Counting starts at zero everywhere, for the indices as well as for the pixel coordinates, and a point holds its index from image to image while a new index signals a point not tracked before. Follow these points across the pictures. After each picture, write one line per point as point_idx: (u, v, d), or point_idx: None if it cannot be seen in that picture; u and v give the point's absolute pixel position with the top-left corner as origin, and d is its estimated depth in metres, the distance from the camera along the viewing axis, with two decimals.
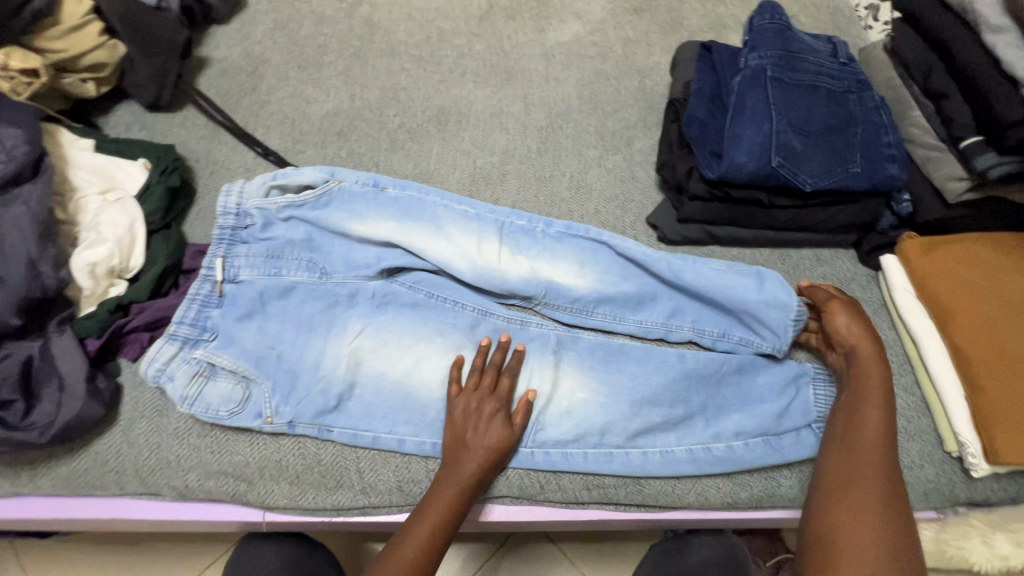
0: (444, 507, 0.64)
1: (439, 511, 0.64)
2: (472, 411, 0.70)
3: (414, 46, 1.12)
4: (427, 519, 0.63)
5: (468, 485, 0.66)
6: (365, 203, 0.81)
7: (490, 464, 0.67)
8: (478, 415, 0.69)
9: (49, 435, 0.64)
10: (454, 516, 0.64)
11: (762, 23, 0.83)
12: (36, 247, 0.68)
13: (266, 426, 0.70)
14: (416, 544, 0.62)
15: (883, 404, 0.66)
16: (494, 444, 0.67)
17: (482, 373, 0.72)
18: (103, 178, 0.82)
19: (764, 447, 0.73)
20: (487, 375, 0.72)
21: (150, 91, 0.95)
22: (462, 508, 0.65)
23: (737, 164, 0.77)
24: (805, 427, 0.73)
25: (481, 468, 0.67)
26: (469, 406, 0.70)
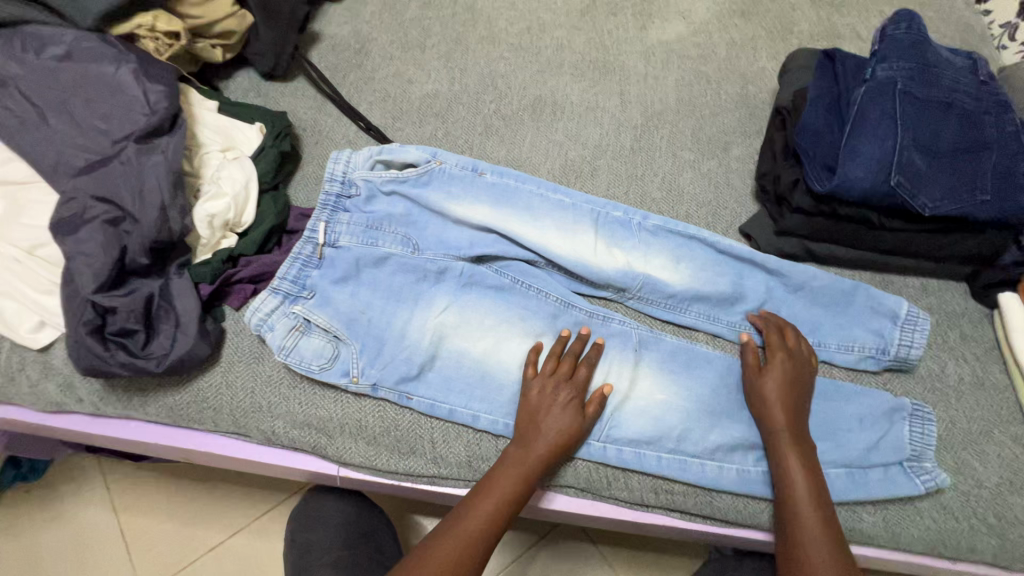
0: (503, 487, 0.64)
1: (500, 494, 0.64)
2: (547, 393, 0.70)
3: (514, 35, 1.13)
4: (488, 497, 0.64)
5: (528, 472, 0.66)
6: (464, 185, 0.85)
7: (556, 452, 0.67)
8: (553, 399, 0.70)
9: (163, 366, 0.70)
10: (513, 502, 0.64)
11: (895, 33, 0.78)
12: (168, 194, 0.74)
13: (351, 384, 0.73)
14: (476, 527, 0.62)
15: (801, 454, 0.66)
16: (560, 431, 0.68)
17: (558, 360, 0.73)
18: (224, 138, 0.88)
19: (845, 481, 0.69)
20: (566, 362, 0.72)
21: (269, 60, 1.01)
22: (520, 495, 0.65)
23: (852, 178, 0.73)
24: (895, 465, 0.69)
25: (548, 457, 0.67)
26: (545, 388, 0.70)
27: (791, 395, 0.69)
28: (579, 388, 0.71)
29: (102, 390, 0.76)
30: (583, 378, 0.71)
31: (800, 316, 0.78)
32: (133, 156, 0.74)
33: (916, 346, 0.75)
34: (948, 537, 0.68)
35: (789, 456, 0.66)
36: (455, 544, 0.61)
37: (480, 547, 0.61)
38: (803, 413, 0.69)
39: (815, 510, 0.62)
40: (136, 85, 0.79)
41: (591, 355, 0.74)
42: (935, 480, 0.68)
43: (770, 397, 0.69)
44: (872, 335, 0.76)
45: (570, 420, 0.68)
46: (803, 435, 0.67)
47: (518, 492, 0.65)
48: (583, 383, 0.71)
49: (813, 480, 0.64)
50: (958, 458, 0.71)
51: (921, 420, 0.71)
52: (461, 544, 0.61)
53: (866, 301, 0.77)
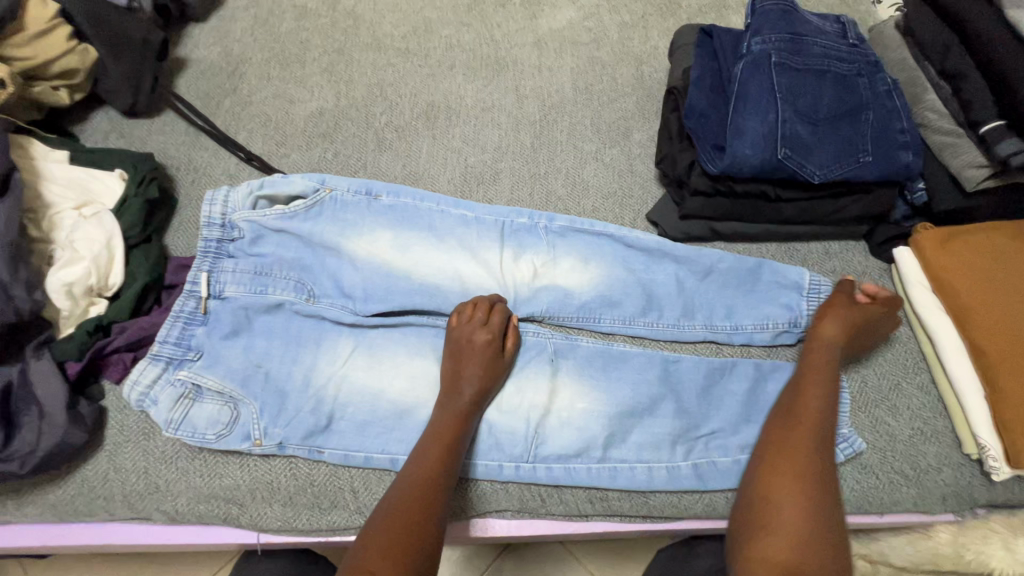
0: (445, 436, 0.65)
1: (403, 493, 0.59)
2: (465, 340, 0.70)
3: (400, 38, 1.07)
4: (432, 450, 0.63)
5: (438, 464, 0.62)
6: (358, 211, 0.80)
7: (449, 438, 0.65)
8: (473, 342, 0.70)
9: (29, 466, 0.62)
10: (425, 498, 0.59)
11: (766, 4, 0.78)
12: (6, 270, 0.65)
13: (255, 448, 0.68)
14: (396, 534, 0.56)
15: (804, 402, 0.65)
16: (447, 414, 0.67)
17: (474, 307, 0.73)
18: (78, 192, 0.79)
19: None
20: (480, 308, 0.72)
21: (126, 97, 0.91)
22: (434, 489, 0.60)
23: (741, 157, 0.72)
24: None
25: (435, 443, 0.64)
26: (465, 335, 0.71)
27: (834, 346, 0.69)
28: (469, 372, 0.69)
29: None
30: (465, 346, 0.70)
31: (712, 301, 0.78)
32: None
33: None
34: (871, 494, 0.69)
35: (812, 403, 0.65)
36: (386, 556, 0.54)
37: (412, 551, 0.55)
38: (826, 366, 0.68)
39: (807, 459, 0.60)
40: None
41: (475, 315, 0.72)
42: (852, 448, 0.70)
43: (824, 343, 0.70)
44: (782, 310, 0.77)
45: (465, 403, 0.68)
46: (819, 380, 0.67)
47: (425, 487, 0.60)
48: (475, 357, 0.70)
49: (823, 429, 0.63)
50: (871, 416, 0.73)
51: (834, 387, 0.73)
52: (386, 562, 0.54)
53: (773, 278, 0.78)
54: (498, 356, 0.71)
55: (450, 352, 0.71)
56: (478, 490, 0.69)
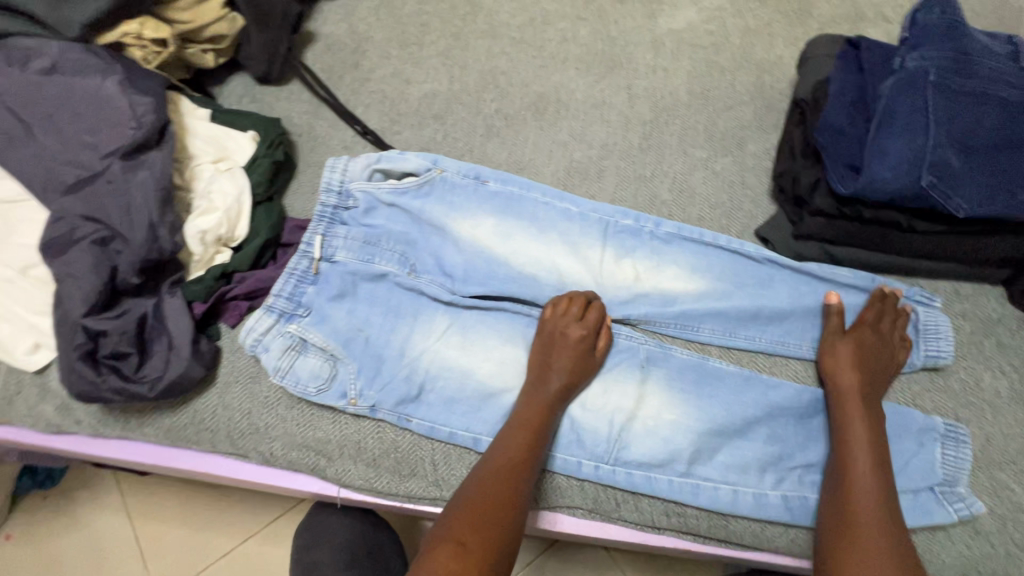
0: (535, 421, 0.65)
1: (491, 474, 0.60)
2: (558, 332, 0.70)
3: (516, 28, 1.08)
4: (520, 430, 0.65)
5: (524, 451, 0.63)
6: (466, 194, 0.82)
7: (535, 428, 0.65)
8: (566, 336, 0.70)
9: (156, 389, 0.69)
10: (510, 482, 0.60)
11: (928, 19, 0.72)
12: (157, 212, 0.72)
13: (349, 406, 0.71)
14: (483, 513, 0.57)
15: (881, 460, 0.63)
16: (530, 402, 0.67)
17: (569, 301, 0.72)
18: (216, 148, 0.85)
19: None
20: (577, 303, 0.72)
21: (262, 64, 0.98)
22: (518, 475, 0.61)
23: (878, 181, 0.68)
24: (926, 489, 0.65)
25: (519, 430, 0.64)
26: (558, 328, 0.71)
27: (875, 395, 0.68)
28: (560, 367, 0.69)
29: (100, 412, 0.75)
30: (557, 339, 0.70)
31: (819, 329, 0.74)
32: (120, 174, 0.72)
33: (943, 356, 0.72)
34: (982, 563, 0.63)
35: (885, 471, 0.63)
36: (476, 532, 0.56)
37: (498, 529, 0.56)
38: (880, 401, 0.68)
39: (880, 523, 0.59)
40: (121, 98, 0.76)
41: (571, 311, 0.71)
42: (969, 509, 0.64)
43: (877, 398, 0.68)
44: (897, 344, 0.72)
45: (554, 393, 0.68)
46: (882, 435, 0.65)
47: (510, 473, 0.61)
48: (565, 352, 0.69)
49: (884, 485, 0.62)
50: (993, 479, 0.66)
51: (954, 442, 0.67)
52: (473, 534, 0.55)
53: (890, 312, 0.74)
54: (588, 352, 0.70)
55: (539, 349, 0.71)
56: (555, 482, 0.69)
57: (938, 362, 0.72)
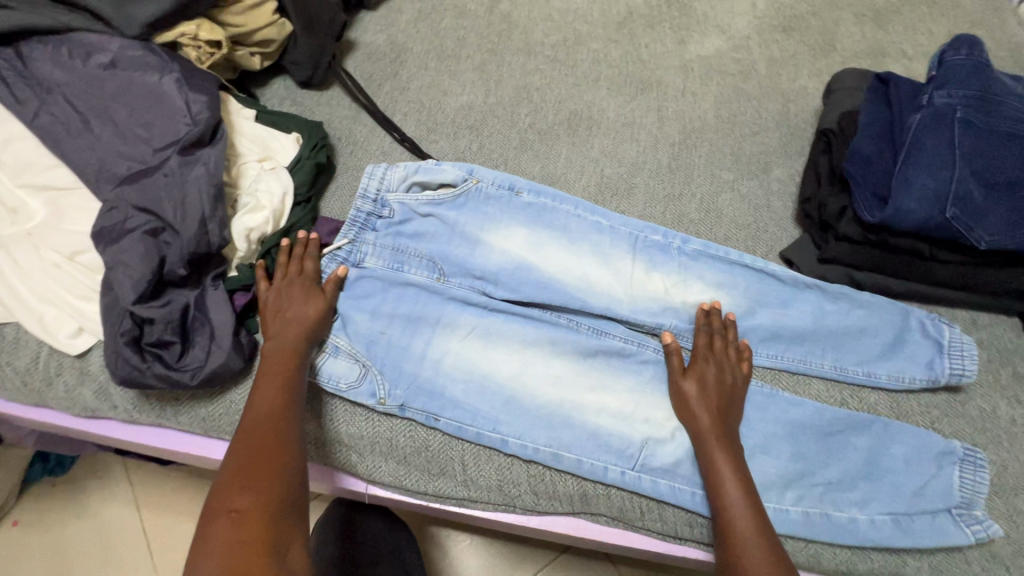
0: (277, 367, 0.68)
1: (260, 423, 0.62)
2: (282, 290, 0.75)
3: (550, 47, 1.12)
4: (268, 379, 0.66)
5: (279, 402, 0.64)
6: (501, 205, 0.85)
7: (284, 379, 0.67)
8: (289, 295, 0.74)
9: (198, 378, 0.70)
10: (274, 435, 0.61)
11: (956, 59, 0.75)
12: (209, 206, 0.74)
13: (378, 405, 0.73)
14: (249, 463, 0.58)
15: (728, 452, 0.66)
16: (292, 354, 0.69)
17: (287, 260, 0.77)
18: (261, 148, 0.88)
19: (892, 527, 0.67)
20: (291, 262, 0.77)
21: (306, 69, 1.01)
22: (277, 427, 0.62)
23: (905, 211, 0.70)
24: (945, 511, 0.67)
25: (277, 376, 0.67)
26: (279, 288, 0.75)
27: (721, 398, 0.70)
28: (276, 329, 0.71)
29: (136, 398, 0.76)
30: (278, 300, 0.74)
31: (841, 349, 0.77)
32: (176, 168, 0.75)
33: (968, 375, 0.73)
34: None
35: (720, 457, 0.65)
36: (250, 492, 0.55)
37: (266, 488, 0.56)
38: (733, 416, 0.70)
39: (744, 502, 0.62)
40: (178, 95, 0.79)
41: (309, 271, 0.77)
42: (985, 531, 0.65)
43: (689, 396, 0.71)
44: (917, 366, 0.75)
45: (292, 340, 0.70)
46: (730, 436, 0.68)
47: (272, 423, 0.62)
48: (301, 303, 0.74)
49: (743, 480, 0.64)
50: (1010, 505, 0.68)
51: (972, 466, 0.68)
52: (251, 493, 0.55)
53: (910, 334, 0.76)
54: (309, 306, 0.74)
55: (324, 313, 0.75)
56: (580, 488, 0.71)
57: (961, 384, 0.74)
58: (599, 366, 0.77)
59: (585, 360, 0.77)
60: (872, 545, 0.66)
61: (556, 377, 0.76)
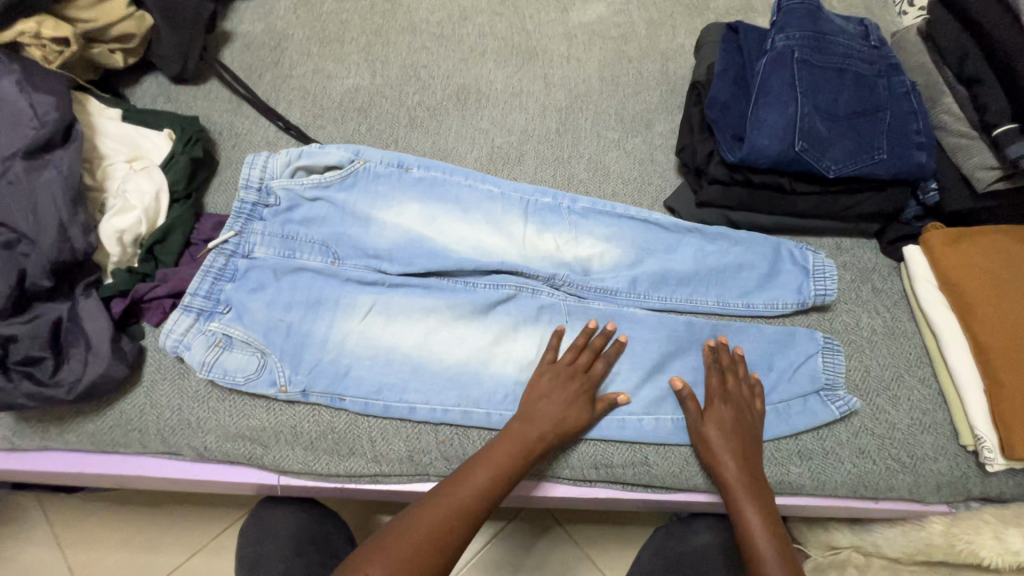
0: (506, 455, 0.65)
1: (452, 509, 0.61)
2: (557, 382, 0.72)
3: (435, 24, 1.11)
4: (487, 467, 0.64)
5: (489, 487, 0.63)
6: (390, 182, 0.85)
7: (504, 476, 0.64)
8: (562, 392, 0.71)
9: (75, 392, 0.67)
10: (458, 525, 0.61)
11: (792, 3, 0.81)
12: (67, 211, 0.70)
13: (280, 393, 0.72)
14: (410, 543, 0.59)
15: (756, 500, 0.66)
16: (530, 451, 0.66)
17: (579, 351, 0.74)
18: (130, 148, 0.84)
19: (775, 424, 0.74)
20: (584, 355, 0.74)
21: (176, 63, 0.96)
22: (471, 515, 0.62)
23: (759, 147, 0.76)
24: (813, 394, 0.75)
25: (501, 474, 0.64)
26: (558, 376, 0.72)
27: (734, 436, 0.69)
28: (528, 403, 0.70)
29: (15, 423, 0.72)
30: (538, 389, 0.71)
31: (723, 285, 0.82)
32: (22, 173, 0.69)
33: (829, 294, 0.80)
34: (868, 478, 0.72)
35: (748, 508, 0.65)
36: (378, 562, 0.57)
37: (419, 569, 0.57)
38: (756, 456, 0.69)
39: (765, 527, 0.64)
40: (21, 97, 0.74)
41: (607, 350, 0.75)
42: (847, 405, 0.73)
43: (715, 440, 0.69)
44: (788, 291, 0.81)
45: (526, 431, 0.67)
46: (753, 475, 0.68)
47: (460, 512, 0.61)
48: (558, 401, 0.70)
49: (769, 522, 0.65)
50: (872, 404, 0.75)
51: (831, 351, 0.77)
52: (381, 562, 0.57)
53: (782, 263, 0.82)
54: (568, 414, 0.69)
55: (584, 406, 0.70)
56: None
57: (827, 303, 0.81)
58: (502, 323, 0.79)
59: (486, 322, 0.79)
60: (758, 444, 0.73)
61: (460, 341, 0.78)
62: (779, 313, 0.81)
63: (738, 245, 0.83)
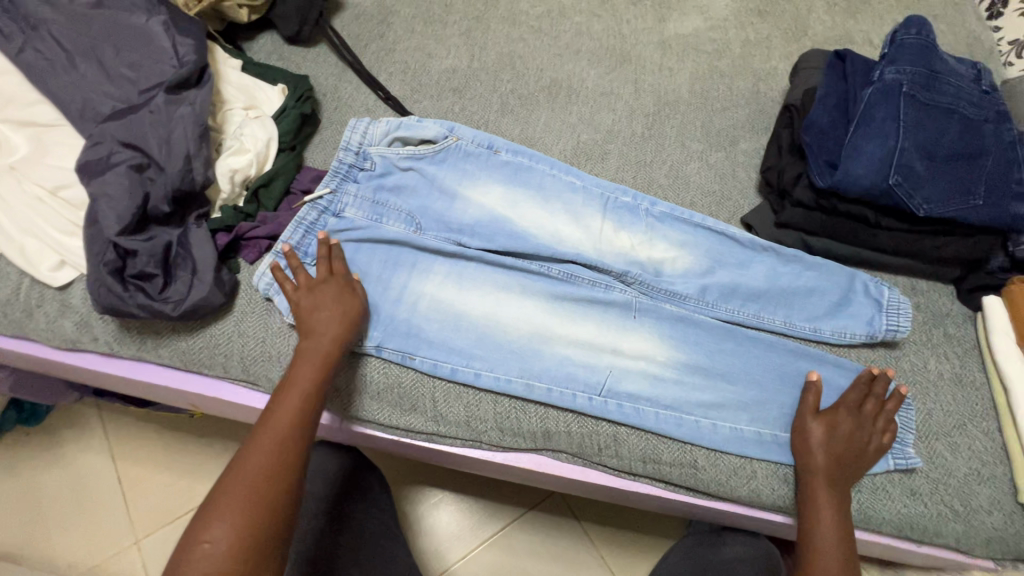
0: (309, 373, 0.68)
1: (269, 446, 0.62)
2: (317, 288, 0.74)
3: (535, 17, 1.15)
4: (296, 386, 0.67)
5: (291, 419, 0.65)
6: (479, 162, 0.89)
7: (313, 393, 0.67)
8: (326, 294, 0.73)
9: (179, 310, 0.73)
10: (289, 455, 0.62)
11: (906, 37, 0.80)
12: (194, 145, 0.76)
13: (355, 346, 0.76)
14: (250, 477, 0.59)
15: (835, 499, 0.68)
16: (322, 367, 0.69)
17: (324, 258, 0.77)
18: (247, 97, 0.90)
19: None
20: (328, 258, 0.76)
21: (294, 24, 1.02)
22: (292, 440, 0.63)
23: (853, 176, 0.76)
24: None
25: (307, 390, 0.67)
26: (316, 286, 0.74)
27: (838, 453, 0.70)
28: (307, 329, 0.71)
29: (117, 331, 0.78)
30: (318, 300, 0.73)
31: (792, 306, 0.82)
32: (162, 106, 0.77)
33: (901, 331, 0.80)
34: (916, 520, 0.72)
35: (824, 502, 0.68)
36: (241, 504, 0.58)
37: (274, 498, 0.59)
38: (858, 467, 0.70)
39: (834, 521, 0.67)
40: (166, 38, 0.81)
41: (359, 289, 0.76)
42: (909, 463, 0.73)
43: (814, 439, 0.72)
44: (857, 323, 0.81)
45: (326, 344, 0.70)
46: (844, 487, 0.69)
47: (280, 443, 0.63)
48: (338, 306, 0.73)
49: (844, 527, 0.67)
50: (930, 447, 0.75)
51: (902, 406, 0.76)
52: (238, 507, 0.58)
53: (855, 294, 0.82)
54: (349, 316, 0.73)
55: (357, 323, 0.73)
56: (545, 425, 0.76)
57: (897, 339, 0.80)
58: (568, 310, 0.82)
59: (554, 306, 0.82)
60: None
61: (527, 319, 0.81)
62: (845, 340, 0.81)
63: (816, 271, 0.83)
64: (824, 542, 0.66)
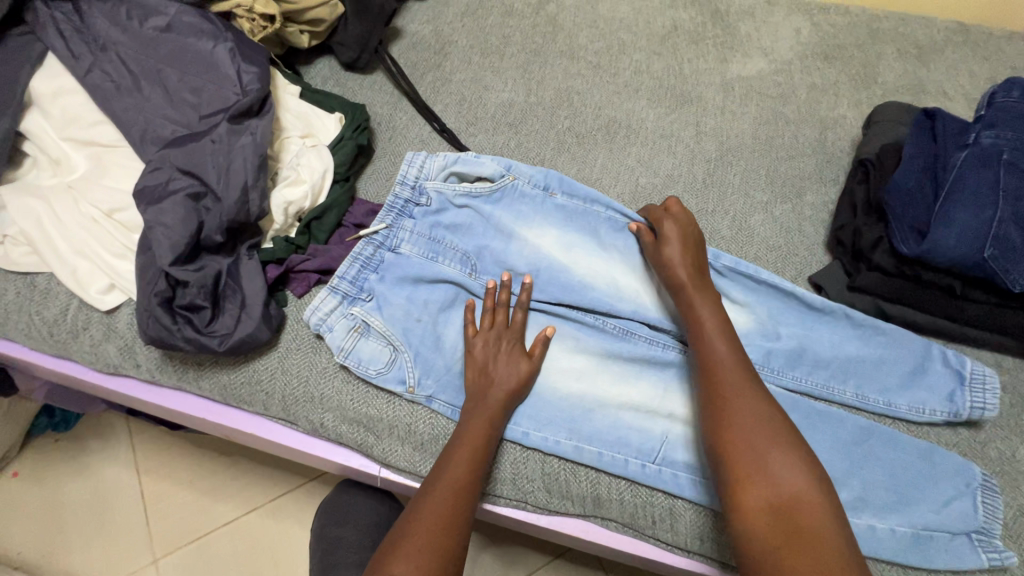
0: (479, 430, 0.67)
1: (445, 497, 0.62)
2: (491, 346, 0.73)
3: (594, 53, 1.12)
4: (465, 443, 0.66)
5: (465, 469, 0.64)
6: (533, 205, 0.85)
7: (480, 446, 0.66)
8: (497, 350, 0.73)
9: (225, 345, 0.70)
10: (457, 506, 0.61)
11: (1005, 100, 0.76)
12: (252, 176, 0.75)
13: (406, 393, 0.73)
14: (426, 530, 0.59)
15: (718, 320, 0.69)
16: (491, 425, 0.68)
17: (493, 313, 0.76)
18: (304, 124, 0.89)
19: (910, 542, 0.68)
20: (500, 313, 0.75)
21: (353, 52, 1.01)
22: (463, 493, 0.63)
23: (942, 246, 0.71)
24: (966, 534, 0.68)
25: (476, 446, 0.66)
26: (488, 341, 0.74)
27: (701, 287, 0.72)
28: (481, 387, 0.71)
29: (159, 359, 0.77)
30: (485, 355, 0.73)
31: (866, 376, 0.77)
32: (224, 135, 0.76)
33: (989, 410, 0.73)
34: None
35: (711, 327, 0.68)
36: (409, 557, 0.57)
37: (444, 555, 0.58)
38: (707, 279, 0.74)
39: (726, 347, 0.66)
40: (231, 65, 0.80)
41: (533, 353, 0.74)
42: (1001, 560, 0.66)
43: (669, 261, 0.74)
44: (937, 398, 0.75)
45: (495, 403, 0.69)
46: (710, 294, 0.72)
47: (455, 496, 0.62)
48: (508, 367, 0.72)
49: (734, 343, 0.67)
50: None
51: (988, 493, 0.69)
52: (408, 559, 0.57)
53: (934, 364, 0.76)
54: (518, 377, 0.72)
55: (527, 381, 0.73)
56: (596, 491, 0.71)
57: (983, 419, 0.74)
58: (625, 367, 0.78)
59: (610, 361, 0.78)
60: (884, 559, 0.67)
61: (581, 373, 0.77)
62: (925, 417, 0.75)
63: (893, 340, 0.77)
64: (724, 364, 0.65)
